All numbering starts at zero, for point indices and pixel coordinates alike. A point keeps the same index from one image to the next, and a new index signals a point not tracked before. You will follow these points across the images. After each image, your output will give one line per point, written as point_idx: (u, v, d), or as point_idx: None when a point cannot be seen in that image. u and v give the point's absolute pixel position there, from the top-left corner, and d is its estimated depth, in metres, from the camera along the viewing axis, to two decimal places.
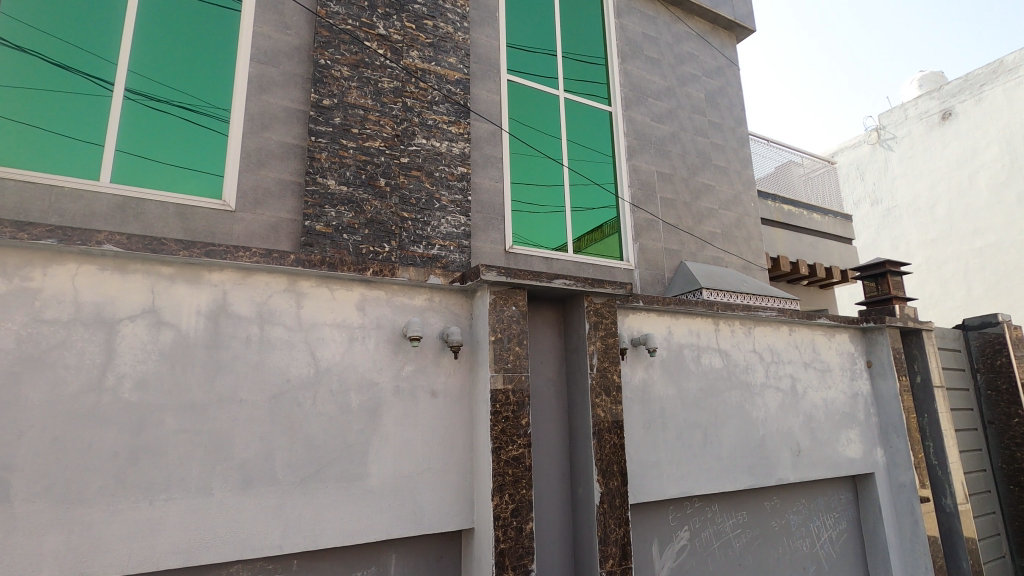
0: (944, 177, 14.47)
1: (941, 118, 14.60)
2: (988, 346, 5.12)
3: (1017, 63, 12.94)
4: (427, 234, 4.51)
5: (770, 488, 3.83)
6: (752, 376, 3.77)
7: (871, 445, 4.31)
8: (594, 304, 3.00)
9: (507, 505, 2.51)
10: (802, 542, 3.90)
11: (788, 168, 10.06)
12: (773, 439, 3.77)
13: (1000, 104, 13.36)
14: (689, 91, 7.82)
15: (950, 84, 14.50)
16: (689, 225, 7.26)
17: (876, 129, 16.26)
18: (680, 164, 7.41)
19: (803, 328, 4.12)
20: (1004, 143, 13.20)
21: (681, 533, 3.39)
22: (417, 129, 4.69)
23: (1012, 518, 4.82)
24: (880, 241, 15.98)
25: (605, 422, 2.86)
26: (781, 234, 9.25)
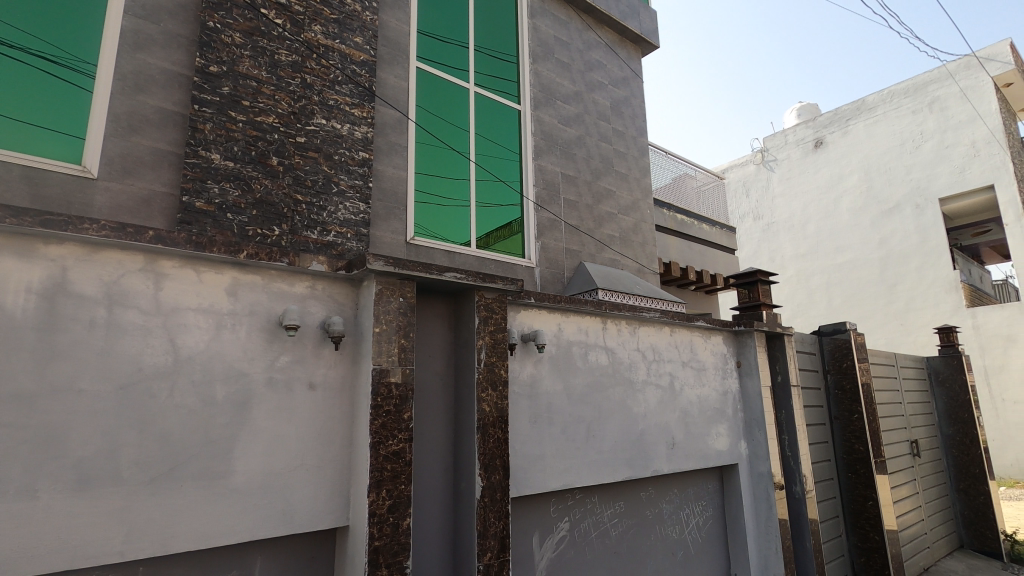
0: (814, 199, 16.57)
1: (814, 145, 16.75)
2: (838, 350, 5.77)
3: (877, 103, 15.34)
4: (322, 219, 4.29)
5: (647, 479, 4.05)
6: (635, 373, 3.97)
7: (737, 439, 4.69)
8: (484, 299, 3.01)
9: (384, 501, 2.44)
10: (673, 529, 4.17)
11: (683, 180, 10.73)
12: (651, 433, 3.99)
13: (861, 138, 15.74)
14: (596, 98, 8.09)
15: (822, 116, 16.72)
16: (590, 227, 7.51)
17: (762, 151, 18.04)
18: (583, 167, 7.65)
19: (683, 330, 4.40)
20: (863, 172, 15.57)
21: (561, 524, 3.49)
22: (316, 108, 4.44)
23: (849, 502, 5.48)
24: (760, 253, 17.65)
25: (490, 417, 2.87)
26: (674, 241, 9.86)
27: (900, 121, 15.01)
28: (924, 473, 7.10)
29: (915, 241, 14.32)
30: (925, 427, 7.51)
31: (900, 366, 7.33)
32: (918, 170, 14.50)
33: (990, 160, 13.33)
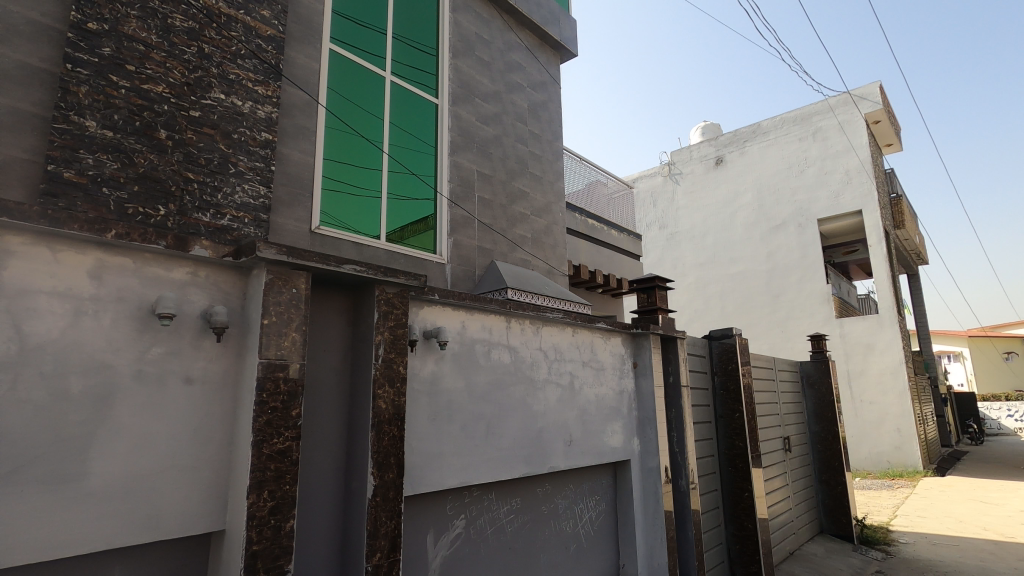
0: (713, 212, 17.79)
1: (716, 163, 18.00)
2: (725, 354, 6.22)
3: (770, 128, 16.75)
4: (216, 201, 3.98)
5: (544, 475, 4.15)
6: (537, 372, 4.05)
7: (631, 436, 4.92)
8: (385, 293, 2.94)
9: (266, 503, 2.31)
10: (567, 523, 4.30)
11: (594, 186, 11.11)
12: (549, 431, 4.09)
13: (756, 159, 17.12)
14: (515, 99, 8.17)
15: (723, 136, 17.98)
16: (503, 226, 7.57)
17: (669, 164, 19.10)
18: (499, 167, 7.69)
19: (584, 330, 4.56)
20: (756, 191, 16.94)
21: (457, 521, 3.48)
22: (214, 81, 4.12)
23: (729, 493, 5.94)
24: (663, 260, 18.68)
25: (387, 414, 2.81)
26: (584, 245, 10.19)
27: (788, 146, 16.49)
28: (794, 466, 7.84)
29: (797, 257, 15.80)
30: (797, 425, 8.30)
31: (777, 369, 8.04)
32: (802, 192, 16.00)
33: (859, 188, 14.98)
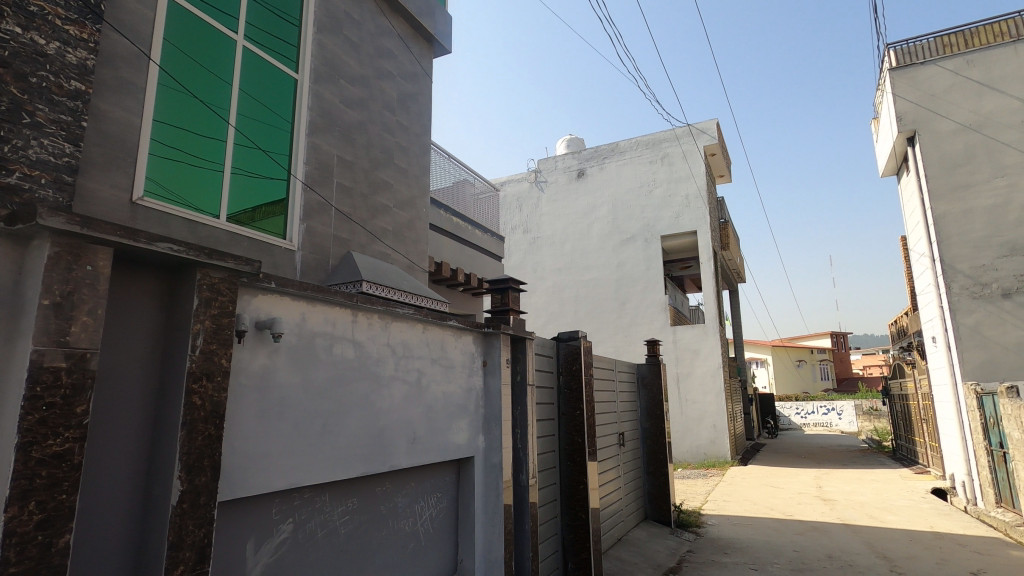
0: (573, 221, 18.85)
1: (577, 175, 19.11)
2: (570, 355, 6.58)
3: (626, 148, 18.20)
4: (3, 155, 3.23)
5: (385, 473, 4.04)
6: (383, 368, 3.94)
7: (476, 433, 4.99)
8: (209, 278, 2.65)
9: (32, 515, 1.95)
10: (406, 522, 4.24)
11: (461, 185, 11.16)
12: (392, 429, 3.99)
13: (613, 176, 18.47)
14: (383, 86, 7.90)
15: (586, 150, 19.12)
16: (362, 217, 7.28)
17: (536, 171, 19.87)
18: (362, 154, 7.38)
19: (435, 327, 4.54)
20: (612, 205, 18.26)
21: (282, 526, 3.25)
22: (7, 10, 3.39)
23: (567, 486, 6.31)
24: (525, 263, 19.36)
25: (202, 411, 2.53)
26: (447, 242, 10.19)
27: (641, 167, 18.02)
28: (625, 459, 8.55)
29: (642, 269, 17.34)
30: (630, 422, 9.06)
31: (617, 369, 8.71)
32: (650, 211, 17.59)
33: (696, 212, 16.87)
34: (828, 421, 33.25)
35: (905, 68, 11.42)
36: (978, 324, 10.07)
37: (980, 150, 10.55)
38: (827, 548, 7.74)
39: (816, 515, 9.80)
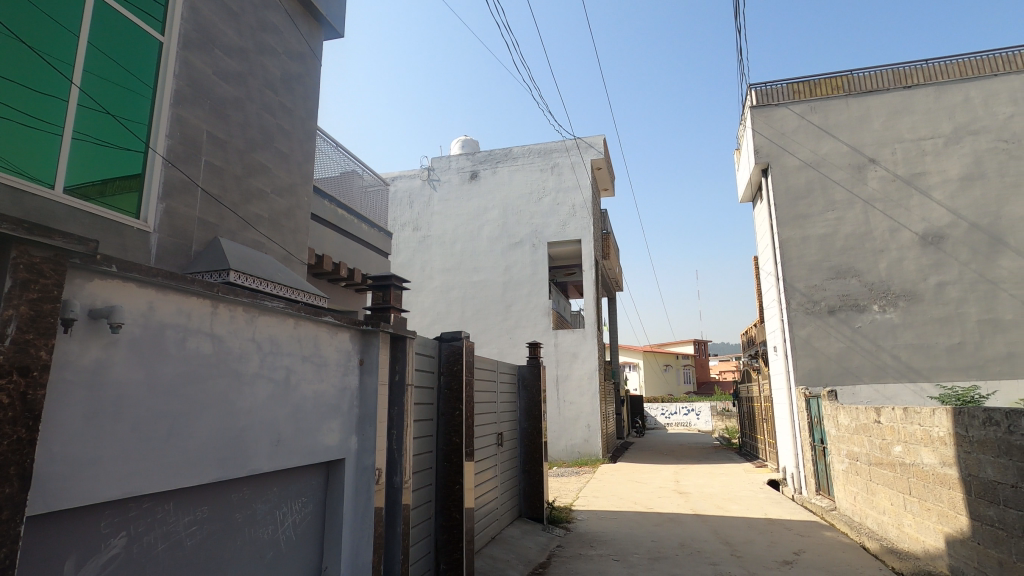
0: (463, 222, 18.88)
1: (470, 176, 19.19)
2: (452, 355, 6.56)
3: (519, 155, 18.63)
4: None
5: (242, 478, 3.73)
6: (245, 365, 3.64)
7: (348, 434, 4.77)
8: (28, 257, 2.28)
9: None
10: (264, 530, 3.94)
11: (349, 176, 10.73)
12: (254, 430, 3.69)
13: (505, 180, 18.78)
14: (265, 63, 7.35)
15: (479, 153, 19.28)
16: (233, 200, 6.71)
17: (428, 169, 19.66)
18: (237, 133, 6.81)
19: (308, 323, 4.29)
20: (502, 209, 18.56)
21: (113, 541, 2.88)
22: None
23: (442, 487, 6.26)
24: (413, 261, 19.05)
25: (11, 411, 2.17)
26: (329, 234, 9.72)
27: (531, 174, 18.52)
28: (503, 458, 8.70)
29: (529, 273, 17.81)
30: (509, 422, 9.23)
31: (499, 370, 8.82)
32: (538, 217, 18.14)
33: (581, 222, 17.69)
34: (688, 421, 36.60)
35: (763, 108, 12.87)
36: (809, 336, 11.61)
37: (817, 186, 12.18)
38: (681, 537, 8.45)
39: (674, 507, 10.67)
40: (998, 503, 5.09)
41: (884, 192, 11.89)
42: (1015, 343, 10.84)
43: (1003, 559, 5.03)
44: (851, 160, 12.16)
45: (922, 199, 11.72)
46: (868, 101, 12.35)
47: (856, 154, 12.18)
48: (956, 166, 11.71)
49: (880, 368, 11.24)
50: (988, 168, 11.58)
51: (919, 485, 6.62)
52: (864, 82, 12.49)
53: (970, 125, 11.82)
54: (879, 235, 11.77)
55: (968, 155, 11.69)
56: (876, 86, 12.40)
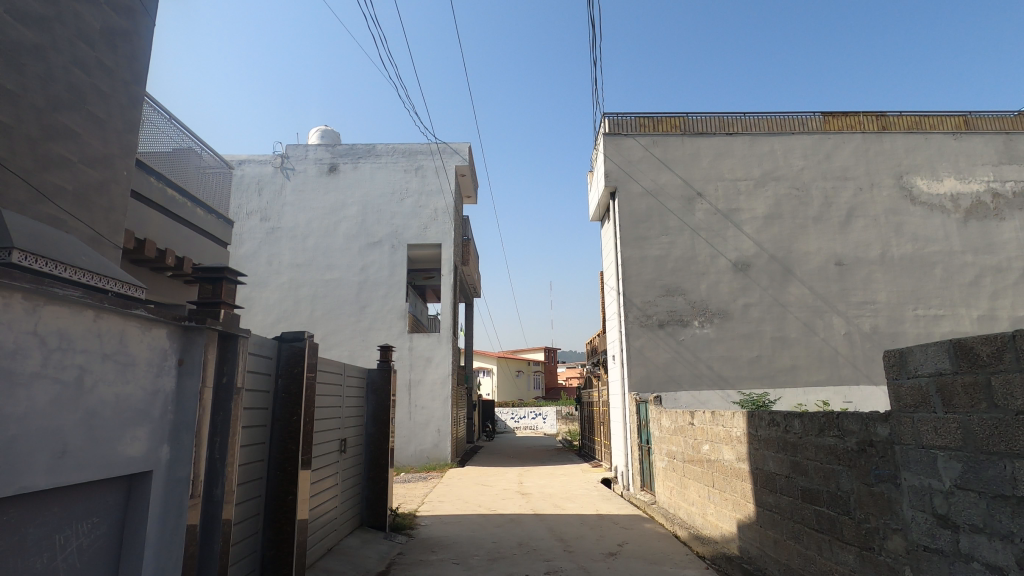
0: (318, 216, 17.87)
1: (329, 169, 18.25)
2: (293, 357, 6.13)
3: (382, 152, 18.14)
4: None
5: (7, 499, 3.08)
6: (22, 363, 3.05)
7: (159, 444, 4.16)
8: None
9: None
10: (37, 559, 3.30)
11: (183, 154, 9.59)
12: (30, 440, 3.09)
13: (366, 177, 18.14)
14: (80, 11, 6.31)
15: (340, 145, 18.43)
16: (25, 166, 5.62)
17: (282, 156, 18.33)
18: (35, 88, 5.73)
19: (113, 316, 3.72)
20: (361, 207, 17.90)
21: None
22: None
23: (272, 498, 5.79)
24: (258, 254, 17.58)
25: None
26: (154, 217, 8.58)
27: (395, 174, 18.12)
28: (345, 465, 8.30)
29: (385, 274, 17.35)
30: (354, 427, 8.84)
31: (346, 374, 8.42)
32: (399, 218, 17.80)
33: (442, 226, 17.70)
34: (535, 425, 38.25)
35: (614, 136, 14.04)
36: (642, 347, 12.84)
37: (655, 213, 13.57)
38: (519, 537, 8.76)
39: (515, 508, 11.05)
40: (775, 490, 6.05)
41: (708, 223, 13.61)
42: (797, 357, 12.98)
43: (777, 538, 5.98)
44: (683, 192, 13.74)
45: (735, 232, 13.61)
46: (698, 142, 14.08)
47: (688, 187, 13.79)
48: (762, 206, 13.79)
49: (697, 377, 12.75)
50: (785, 210, 13.81)
51: (719, 478, 7.62)
52: (696, 124, 14.21)
53: (773, 172, 14.01)
54: (702, 260, 13.42)
55: (771, 198, 13.83)
56: (705, 129, 14.18)
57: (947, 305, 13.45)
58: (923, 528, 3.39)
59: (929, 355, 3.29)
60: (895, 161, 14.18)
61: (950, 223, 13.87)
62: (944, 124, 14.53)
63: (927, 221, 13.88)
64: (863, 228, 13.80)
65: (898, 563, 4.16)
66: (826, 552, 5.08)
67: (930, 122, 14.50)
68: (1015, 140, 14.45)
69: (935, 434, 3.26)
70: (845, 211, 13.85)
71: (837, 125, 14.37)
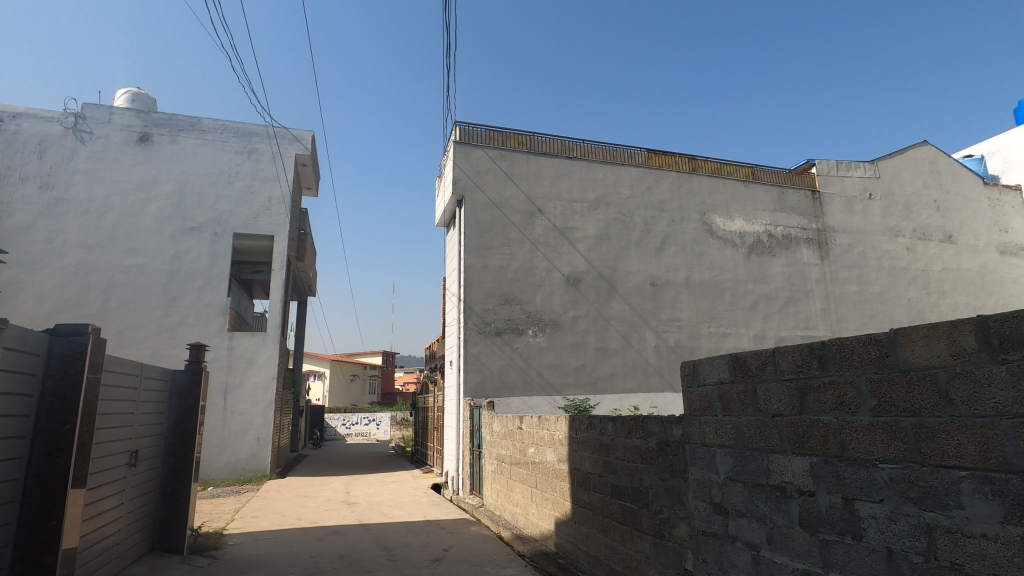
0: (121, 191, 15.34)
1: (139, 138, 15.78)
2: (69, 353, 5.13)
3: (209, 128, 16.17)
4: None
5: None
6: None
7: None
8: None
9: None
10: None
11: None
12: None
13: (186, 153, 16.01)
14: None
15: (155, 113, 16.03)
16: None
17: (76, 115, 15.44)
18: None
19: None
20: (178, 185, 15.75)
21: None
22: None
23: (25, 526, 4.72)
24: (34, 229, 14.63)
25: None
26: None
27: (222, 154, 16.26)
28: (135, 482, 7.10)
29: (204, 264, 15.46)
30: (150, 438, 7.62)
31: (142, 376, 7.25)
32: (224, 203, 16.00)
33: (276, 217, 16.32)
34: (367, 431, 37.02)
35: (464, 144, 14.28)
36: (479, 353, 13.14)
37: (499, 224, 14.06)
38: (340, 549, 8.34)
39: (339, 519, 10.50)
40: (589, 489, 6.56)
41: (545, 238, 14.43)
42: (615, 367, 14.31)
43: (588, 532, 6.49)
44: (525, 207, 14.43)
45: (569, 248, 14.63)
46: (541, 162, 14.91)
47: (530, 202, 14.52)
48: (593, 227, 15.03)
49: (528, 383, 13.39)
50: (612, 233, 15.21)
51: (542, 479, 8.06)
52: (540, 144, 15.06)
53: (604, 198, 15.38)
54: (538, 272, 14.17)
55: (601, 221, 15.14)
56: (548, 150, 15.09)
57: (732, 325, 15.91)
58: (703, 515, 3.93)
59: (714, 366, 3.85)
60: (700, 199, 16.45)
61: (738, 256, 16.47)
62: (737, 173, 17.26)
63: (721, 253, 16.31)
64: (673, 255, 15.76)
65: (683, 547, 4.77)
66: (628, 542, 5.63)
67: (727, 169, 17.11)
68: (786, 193, 17.69)
69: (716, 434, 3.79)
70: (660, 238, 15.69)
71: (658, 161, 16.27)
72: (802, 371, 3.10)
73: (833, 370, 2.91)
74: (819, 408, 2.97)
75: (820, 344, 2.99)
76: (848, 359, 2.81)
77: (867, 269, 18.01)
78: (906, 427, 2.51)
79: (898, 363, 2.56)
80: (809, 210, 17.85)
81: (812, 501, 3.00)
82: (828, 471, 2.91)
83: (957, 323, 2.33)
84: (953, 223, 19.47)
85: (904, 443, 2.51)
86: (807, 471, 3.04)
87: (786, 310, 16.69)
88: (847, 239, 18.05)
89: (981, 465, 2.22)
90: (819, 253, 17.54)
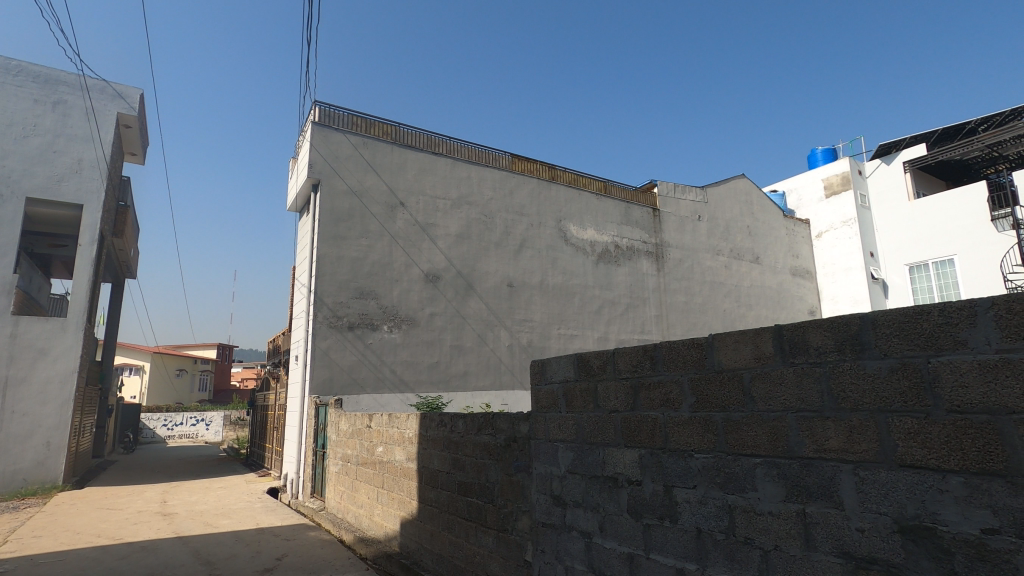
0: None
1: None
2: None
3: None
4: None
5: None
6: None
7: None
8: None
9: None
10: None
11: None
12: None
13: None
14: None
15: None
16: None
17: None
18: None
19: None
20: None
21: None
22: None
23: None
24: None
25: None
26: None
27: (14, 100, 13.39)
28: None
29: None
30: None
31: None
32: (14, 160, 13.23)
33: (86, 183, 13.95)
34: (194, 433, 33.23)
35: (323, 126, 13.44)
36: (328, 348, 12.44)
37: (357, 213, 13.49)
38: (150, 568, 7.31)
39: (150, 533, 9.20)
40: (436, 486, 6.52)
41: (406, 232, 14.14)
42: (469, 364, 14.49)
43: (433, 530, 6.47)
44: (387, 199, 14.00)
45: (430, 245, 14.49)
46: (406, 154, 14.59)
47: (392, 195, 14.12)
48: (455, 225, 15.06)
49: (380, 380, 12.98)
50: (473, 232, 15.36)
51: (388, 479, 7.84)
52: (406, 136, 14.76)
53: (467, 197, 15.49)
54: (396, 267, 13.83)
55: (463, 219, 15.22)
56: (413, 143, 14.83)
57: (579, 327, 16.98)
58: (543, 507, 4.10)
59: (560, 366, 4.03)
60: (557, 208, 17.32)
61: (588, 262, 17.65)
62: (591, 185, 18.51)
63: (573, 259, 17.33)
64: (530, 257, 16.38)
65: (523, 538, 4.94)
66: (472, 537, 5.70)
67: (582, 182, 18.27)
68: (632, 208, 19.34)
69: (559, 430, 3.98)
70: (518, 241, 16.20)
71: (521, 167, 16.86)
72: (637, 372, 3.37)
73: (661, 370, 3.21)
74: (650, 404, 3.26)
75: (652, 346, 3.28)
76: (675, 361, 3.12)
77: (692, 282, 20.36)
78: (717, 422, 2.85)
79: (714, 364, 2.90)
80: (650, 225, 19.71)
81: (639, 490, 3.28)
82: (653, 462, 3.20)
83: (760, 331, 2.70)
84: (760, 246, 22.84)
85: (714, 435, 2.85)
86: (636, 462, 3.32)
87: (626, 315, 18.25)
88: (679, 254, 20.25)
89: (772, 453, 2.59)
90: (656, 265, 19.46)
